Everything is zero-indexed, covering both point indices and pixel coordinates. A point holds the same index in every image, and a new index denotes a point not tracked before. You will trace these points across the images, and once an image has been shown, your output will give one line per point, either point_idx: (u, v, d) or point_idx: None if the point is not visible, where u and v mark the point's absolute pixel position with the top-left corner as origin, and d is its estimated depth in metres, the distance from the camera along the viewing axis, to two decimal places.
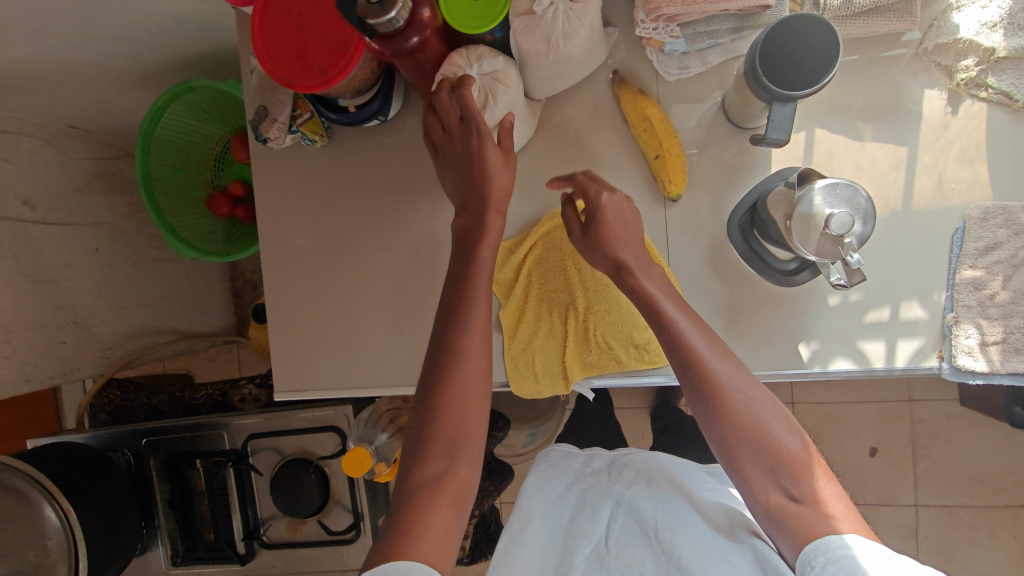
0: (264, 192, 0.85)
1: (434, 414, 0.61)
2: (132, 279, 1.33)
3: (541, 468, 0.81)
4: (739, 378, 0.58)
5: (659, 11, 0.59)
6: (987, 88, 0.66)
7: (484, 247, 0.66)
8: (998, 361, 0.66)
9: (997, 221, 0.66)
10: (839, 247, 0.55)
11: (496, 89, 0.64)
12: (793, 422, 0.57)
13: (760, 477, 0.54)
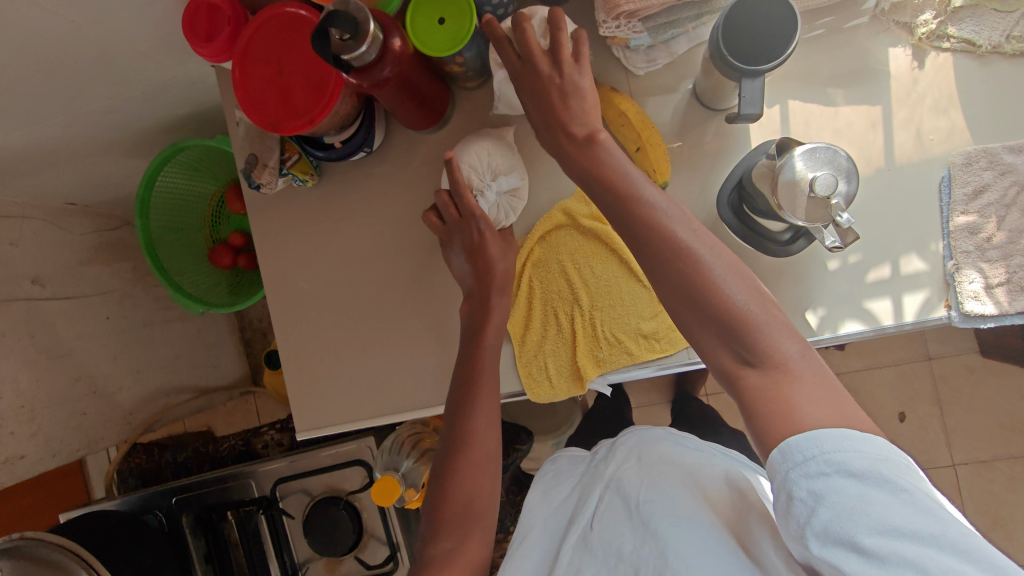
0: (263, 237, 0.87)
1: (443, 497, 0.70)
2: (145, 342, 1.35)
3: (547, 475, 0.84)
4: (686, 237, 0.54)
5: (619, 9, 0.61)
6: (950, 38, 0.67)
7: (489, 333, 0.74)
8: (1006, 302, 0.66)
9: (981, 164, 0.66)
10: (828, 209, 0.55)
11: (512, 203, 0.78)
12: (751, 278, 0.53)
13: (709, 340, 0.52)
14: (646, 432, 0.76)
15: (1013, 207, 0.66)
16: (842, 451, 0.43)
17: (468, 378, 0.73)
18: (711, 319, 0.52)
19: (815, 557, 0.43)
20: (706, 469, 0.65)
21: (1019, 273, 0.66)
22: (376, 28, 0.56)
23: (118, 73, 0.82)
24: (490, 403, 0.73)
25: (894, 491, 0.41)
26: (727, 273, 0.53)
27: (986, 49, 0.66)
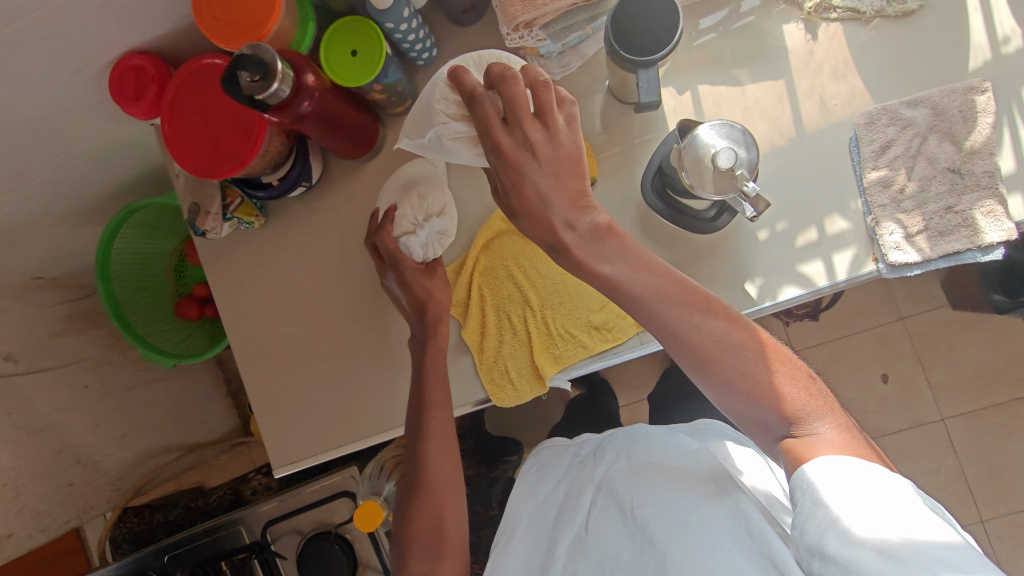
0: (220, 285, 0.89)
1: (410, 521, 0.75)
2: (127, 407, 1.34)
3: (532, 471, 0.92)
4: (718, 332, 0.60)
5: (517, 20, 0.64)
6: (836, 9, 0.71)
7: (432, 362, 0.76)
8: (928, 248, 0.69)
9: (883, 121, 0.69)
10: (735, 180, 0.58)
11: (441, 240, 0.78)
12: (781, 362, 0.61)
13: (759, 421, 0.62)
14: (634, 435, 0.83)
15: (918, 157, 0.69)
16: (878, 484, 0.50)
17: (420, 398, 0.75)
18: (754, 404, 0.61)
19: (833, 555, 0.48)
20: (700, 471, 0.71)
21: (935, 219, 0.69)
22: (285, 66, 0.59)
23: (60, 144, 0.84)
24: (443, 429, 0.75)
25: (918, 517, 0.47)
26: (762, 360, 0.61)
27: (871, 14, 0.70)
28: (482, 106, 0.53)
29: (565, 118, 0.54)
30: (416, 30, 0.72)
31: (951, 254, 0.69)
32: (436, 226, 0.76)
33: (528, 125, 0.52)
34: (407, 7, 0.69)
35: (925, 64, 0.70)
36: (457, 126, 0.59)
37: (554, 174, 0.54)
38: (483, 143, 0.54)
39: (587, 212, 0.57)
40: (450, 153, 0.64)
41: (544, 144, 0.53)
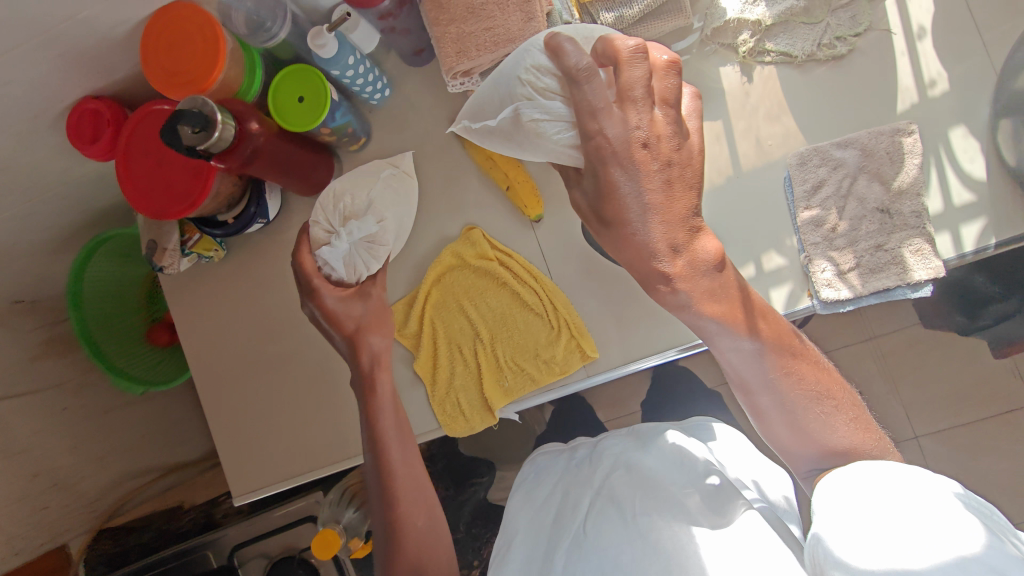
0: (181, 316, 0.91)
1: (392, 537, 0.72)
2: (105, 429, 1.35)
3: (529, 477, 0.93)
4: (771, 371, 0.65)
5: (454, 69, 0.65)
6: (769, 52, 0.73)
7: (380, 390, 0.76)
8: (859, 285, 0.70)
9: (814, 162, 0.71)
10: None
11: (373, 249, 0.76)
12: (833, 395, 0.65)
13: (804, 450, 0.66)
14: (636, 442, 0.84)
15: (849, 197, 0.71)
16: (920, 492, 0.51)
17: (372, 430, 0.74)
18: (804, 434, 0.65)
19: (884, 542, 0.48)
20: (699, 476, 0.73)
21: (866, 256, 0.71)
22: (225, 115, 0.61)
23: (24, 183, 0.86)
24: (405, 447, 0.75)
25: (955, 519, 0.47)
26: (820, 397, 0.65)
27: (802, 58, 0.72)
28: (595, 92, 0.57)
29: (670, 109, 0.60)
30: (365, 72, 0.75)
31: (882, 291, 0.71)
32: (356, 237, 0.73)
33: (643, 112, 0.59)
34: (353, 54, 0.71)
35: (857, 105, 0.72)
36: (554, 107, 0.60)
37: (667, 175, 0.61)
38: (590, 129, 0.58)
39: (680, 251, 0.62)
40: (524, 143, 0.62)
41: (661, 136, 0.60)
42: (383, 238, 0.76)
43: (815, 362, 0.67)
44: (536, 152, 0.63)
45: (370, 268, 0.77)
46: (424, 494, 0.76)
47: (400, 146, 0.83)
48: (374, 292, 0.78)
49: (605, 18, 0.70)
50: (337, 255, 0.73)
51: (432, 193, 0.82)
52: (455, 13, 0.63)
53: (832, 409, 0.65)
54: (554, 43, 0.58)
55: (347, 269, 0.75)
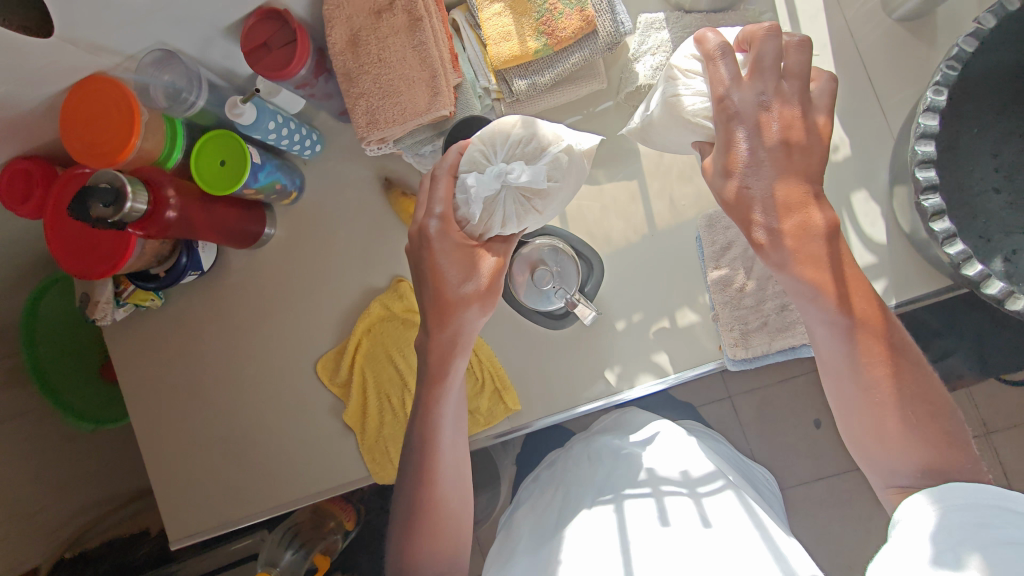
0: (122, 361, 0.92)
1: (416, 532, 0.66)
2: (68, 456, 1.27)
3: (537, 488, 0.91)
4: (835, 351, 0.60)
5: (367, 137, 0.67)
6: None
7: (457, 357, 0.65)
8: (767, 343, 0.72)
9: (722, 224, 0.74)
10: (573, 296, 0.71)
11: (529, 207, 0.59)
12: (907, 384, 0.57)
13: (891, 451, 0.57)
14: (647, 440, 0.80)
15: (756, 259, 0.73)
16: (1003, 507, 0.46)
17: (425, 426, 0.66)
18: (871, 427, 0.58)
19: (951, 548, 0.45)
20: (652, 480, 0.71)
21: (772, 316, 0.72)
22: (136, 187, 0.63)
23: None
24: (456, 427, 0.68)
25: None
26: (892, 386, 0.57)
27: None
28: (727, 61, 0.58)
29: (798, 81, 0.57)
30: (296, 129, 0.77)
31: (789, 348, 0.72)
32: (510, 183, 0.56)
33: (770, 84, 0.57)
34: (276, 116, 0.73)
35: None
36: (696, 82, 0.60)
37: (784, 140, 0.57)
38: (717, 95, 0.58)
39: (793, 209, 0.57)
40: (666, 125, 0.63)
41: (788, 104, 0.57)
42: (544, 201, 0.60)
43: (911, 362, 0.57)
44: (679, 134, 0.64)
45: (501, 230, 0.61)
46: (454, 506, 0.67)
47: (332, 201, 0.86)
48: (493, 266, 0.62)
49: (519, 85, 0.71)
50: (474, 192, 0.58)
51: (363, 248, 0.85)
52: (364, 87, 0.65)
53: (909, 412, 0.56)
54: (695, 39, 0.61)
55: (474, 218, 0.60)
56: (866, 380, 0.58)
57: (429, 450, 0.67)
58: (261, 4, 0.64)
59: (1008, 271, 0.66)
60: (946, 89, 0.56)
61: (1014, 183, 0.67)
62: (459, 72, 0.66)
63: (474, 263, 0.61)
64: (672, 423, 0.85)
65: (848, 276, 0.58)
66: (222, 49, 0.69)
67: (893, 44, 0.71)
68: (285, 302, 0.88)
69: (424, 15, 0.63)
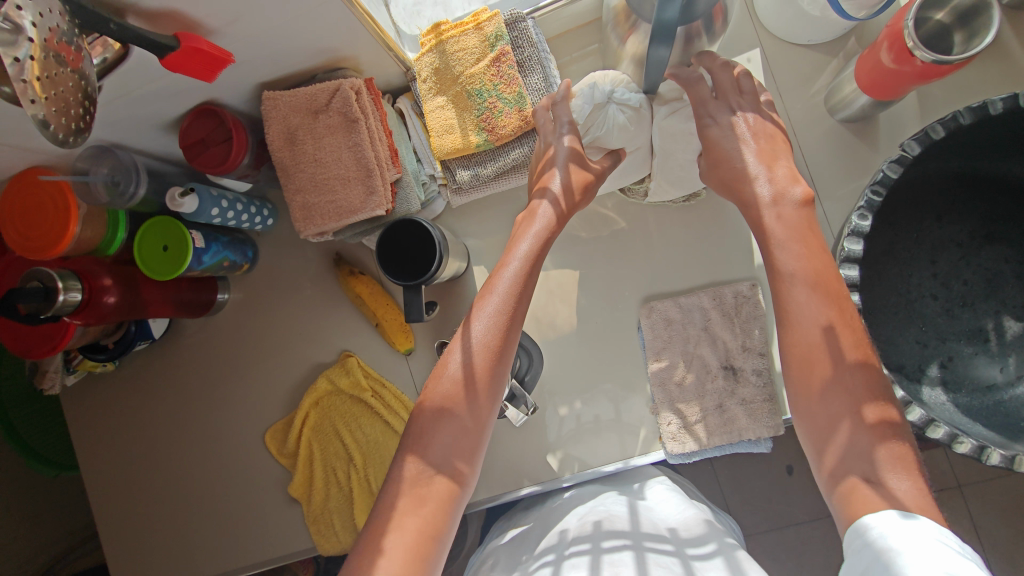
0: (79, 419, 0.92)
1: (431, 428, 0.52)
2: (51, 487, 1.10)
3: (488, 542, 0.76)
4: (811, 349, 0.50)
5: (312, 226, 0.67)
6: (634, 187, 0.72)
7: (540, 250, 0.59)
8: (704, 438, 0.72)
9: (663, 316, 0.74)
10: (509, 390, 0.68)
11: (620, 125, 0.63)
12: (868, 414, 0.46)
13: (837, 468, 0.46)
14: (610, 500, 0.67)
15: (694, 355, 0.73)
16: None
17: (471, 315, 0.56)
18: (847, 457, 0.46)
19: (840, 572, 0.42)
20: (560, 543, 0.59)
21: (711, 412, 0.72)
22: (68, 280, 0.64)
23: None
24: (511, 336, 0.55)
25: None
26: (855, 403, 0.46)
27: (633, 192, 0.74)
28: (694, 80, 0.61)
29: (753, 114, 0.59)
30: (245, 207, 0.78)
31: (724, 445, 0.72)
32: (625, 96, 0.62)
33: (736, 100, 0.60)
34: (221, 199, 0.73)
35: (704, 263, 0.75)
36: (677, 107, 0.63)
37: (753, 168, 0.57)
38: (698, 115, 0.60)
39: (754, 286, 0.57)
40: (673, 148, 0.65)
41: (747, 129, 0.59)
42: (637, 128, 0.64)
43: (880, 394, 0.46)
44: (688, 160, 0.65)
45: (600, 140, 0.64)
46: (457, 492, 0.50)
47: (286, 275, 0.87)
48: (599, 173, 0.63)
49: (462, 175, 0.72)
50: (592, 94, 0.63)
51: (314, 321, 0.87)
52: (301, 183, 0.66)
53: (880, 446, 0.44)
54: (639, 77, 0.65)
55: (582, 125, 0.64)
56: (828, 419, 0.47)
57: (442, 408, 0.52)
58: (200, 101, 0.64)
59: (943, 378, 0.66)
60: (870, 214, 0.56)
61: (951, 291, 0.67)
62: (398, 167, 0.67)
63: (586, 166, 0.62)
64: (670, 486, 0.70)
65: (836, 285, 0.51)
66: (162, 142, 0.69)
67: (838, 144, 0.71)
68: (238, 372, 0.89)
69: (360, 117, 0.64)
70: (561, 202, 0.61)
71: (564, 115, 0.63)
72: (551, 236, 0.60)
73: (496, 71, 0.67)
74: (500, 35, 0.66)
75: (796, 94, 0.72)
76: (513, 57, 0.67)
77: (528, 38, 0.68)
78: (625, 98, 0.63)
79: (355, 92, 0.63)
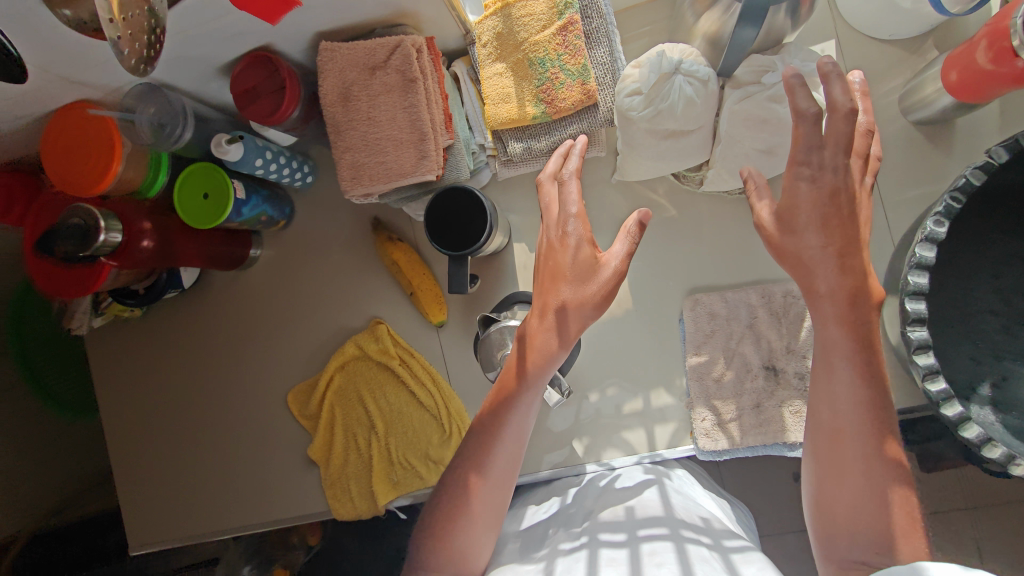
0: (102, 364, 0.92)
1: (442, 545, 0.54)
2: None
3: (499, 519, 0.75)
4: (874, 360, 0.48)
5: (357, 189, 0.65)
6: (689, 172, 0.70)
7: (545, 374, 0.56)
8: (738, 437, 0.70)
9: (707, 309, 0.72)
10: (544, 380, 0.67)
11: (684, 102, 0.58)
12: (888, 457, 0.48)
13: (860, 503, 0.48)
14: (636, 485, 0.66)
15: (736, 352, 0.71)
16: None
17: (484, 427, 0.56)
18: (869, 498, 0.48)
19: None
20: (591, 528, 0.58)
21: (748, 411, 0.70)
22: (109, 220, 0.63)
23: None
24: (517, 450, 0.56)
25: None
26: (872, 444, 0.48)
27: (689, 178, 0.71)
28: (807, 118, 0.48)
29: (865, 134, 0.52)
30: (287, 162, 0.76)
31: (758, 446, 0.71)
32: (694, 68, 0.57)
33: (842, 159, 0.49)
34: (264, 152, 0.71)
35: (754, 258, 0.73)
36: (750, 88, 0.57)
37: None
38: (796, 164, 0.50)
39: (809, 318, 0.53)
40: (739, 138, 0.59)
41: (843, 187, 0.49)
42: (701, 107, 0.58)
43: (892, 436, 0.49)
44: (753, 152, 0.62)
45: (661, 116, 0.59)
46: None
47: (320, 236, 0.86)
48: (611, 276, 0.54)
49: (514, 147, 0.70)
50: (659, 63, 0.57)
51: (345, 285, 0.85)
52: (351, 142, 0.63)
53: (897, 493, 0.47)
54: (712, 57, 0.62)
55: (644, 93, 0.58)
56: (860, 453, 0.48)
57: (452, 528, 0.54)
58: (255, 47, 0.62)
59: (994, 399, 0.62)
60: (947, 220, 0.53)
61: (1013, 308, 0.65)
62: (451, 133, 0.65)
63: (588, 274, 0.54)
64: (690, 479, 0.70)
65: None
66: (211, 87, 0.68)
67: (906, 147, 0.69)
68: (265, 330, 0.88)
69: (418, 77, 0.61)
70: (571, 316, 0.55)
71: (570, 210, 0.55)
72: (554, 352, 0.56)
73: (562, 40, 0.64)
74: (569, 3, 0.64)
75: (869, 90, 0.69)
76: (580, 27, 0.64)
77: (597, 8, 0.66)
78: (693, 69, 0.57)
79: (415, 50, 0.61)
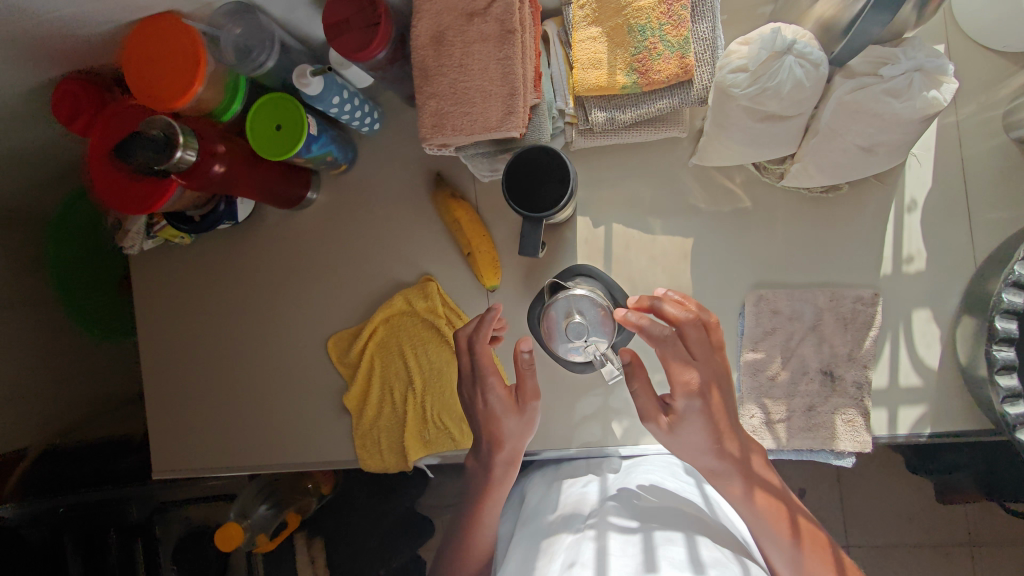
0: (146, 287, 0.92)
1: None
2: None
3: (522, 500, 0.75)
4: None
5: (436, 139, 0.64)
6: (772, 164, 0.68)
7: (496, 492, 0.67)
8: (784, 438, 0.69)
9: (770, 306, 0.70)
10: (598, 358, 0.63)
11: (792, 84, 0.55)
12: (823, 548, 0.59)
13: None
14: (670, 486, 0.66)
15: (794, 352, 0.70)
16: None
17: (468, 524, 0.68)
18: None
19: None
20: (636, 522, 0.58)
21: (798, 413, 0.69)
22: (188, 137, 0.62)
23: None
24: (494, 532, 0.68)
25: None
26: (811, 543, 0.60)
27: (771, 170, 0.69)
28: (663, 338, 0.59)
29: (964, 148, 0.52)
30: (360, 105, 0.75)
31: (803, 449, 0.70)
32: (807, 49, 0.54)
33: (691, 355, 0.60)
34: (341, 91, 0.70)
35: (826, 261, 0.71)
36: (863, 77, 0.54)
37: None
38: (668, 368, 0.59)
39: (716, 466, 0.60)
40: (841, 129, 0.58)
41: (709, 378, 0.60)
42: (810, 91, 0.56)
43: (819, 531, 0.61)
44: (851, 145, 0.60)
45: (765, 99, 0.56)
46: None
47: (380, 186, 0.85)
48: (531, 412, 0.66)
49: (596, 116, 0.67)
50: (773, 41, 0.54)
51: (398, 238, 0.84)
52: (438, 88, 0.62)
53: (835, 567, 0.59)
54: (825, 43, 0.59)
55: (752, 73, 0.56)
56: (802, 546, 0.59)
57: None
58: None
59: None
60: None
61: None
62: (539, 93, 0.64)
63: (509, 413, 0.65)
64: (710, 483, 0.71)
65: None
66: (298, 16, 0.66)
67: (1000, 166, 0.67)
68: (311, 274, 0.87)
69: (517, 29, 0.60)
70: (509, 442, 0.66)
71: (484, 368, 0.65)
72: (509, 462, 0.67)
73: (665, 10, 0.63)
74: None
75: (970, 102, 0.67)
76: None
77: None
78: (807, 50, 0.54)
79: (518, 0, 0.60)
